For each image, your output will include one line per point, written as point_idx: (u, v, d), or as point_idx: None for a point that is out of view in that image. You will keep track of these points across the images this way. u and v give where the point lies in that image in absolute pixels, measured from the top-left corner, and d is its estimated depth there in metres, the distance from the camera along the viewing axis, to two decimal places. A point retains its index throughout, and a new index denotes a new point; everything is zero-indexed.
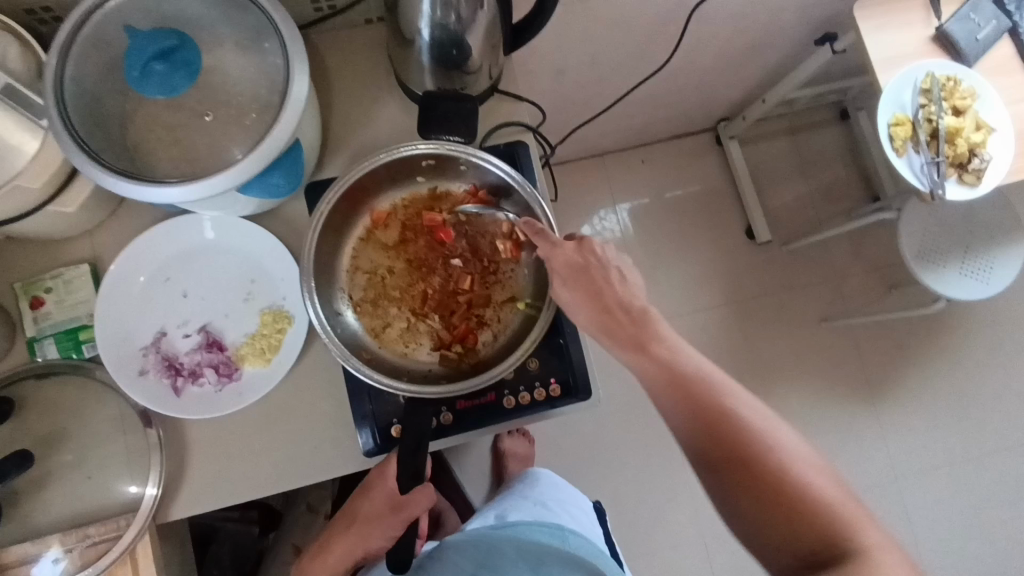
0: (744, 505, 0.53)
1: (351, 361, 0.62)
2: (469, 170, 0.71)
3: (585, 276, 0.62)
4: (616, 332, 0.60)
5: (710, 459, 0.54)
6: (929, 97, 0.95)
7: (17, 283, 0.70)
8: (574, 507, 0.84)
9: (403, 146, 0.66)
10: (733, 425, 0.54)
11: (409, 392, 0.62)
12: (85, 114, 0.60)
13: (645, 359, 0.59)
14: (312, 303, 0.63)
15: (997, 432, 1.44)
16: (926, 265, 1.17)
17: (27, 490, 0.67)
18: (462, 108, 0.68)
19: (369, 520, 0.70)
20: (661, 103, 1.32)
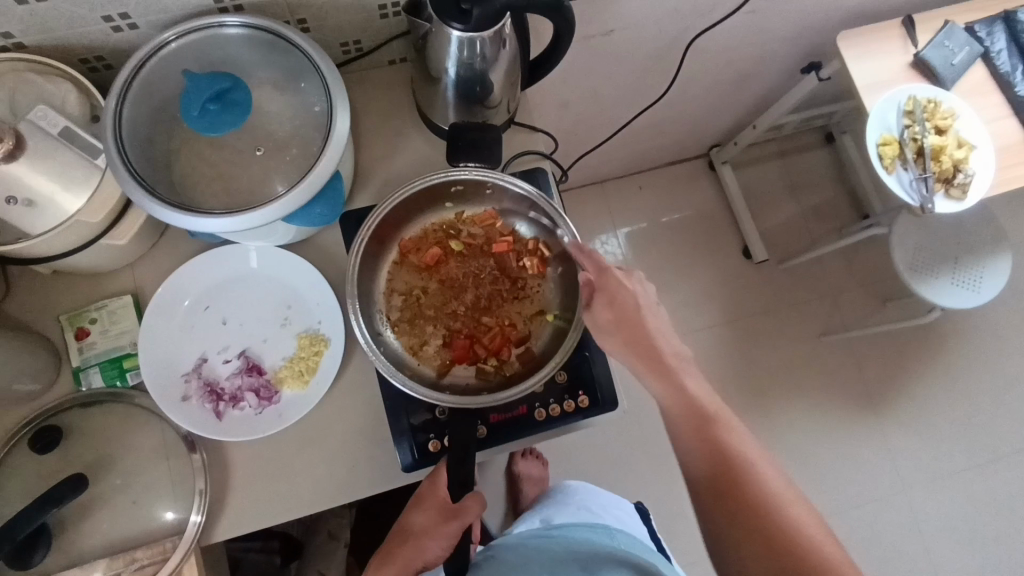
0: (738, 533, 0.56)
1: (397, 375, 0.66)
2: (495, 193, 0.75)
3: (621, 305, 0.66)
4: (646, 362, 0.64)
5: (710, 488, 0.58)
6: (912, 118, 1.02)
7: (63, 315, 0.73)
8: (616, 510, 0.87)
9: (435, 173, 0.70)
10: (741, 459, 0.59)
11: (453, 404, 0.66)
12: (139, 152, 0.64)
13: (665, 380, 0.63)
14: (358, 318, 0.68)
15: (996, 438, 1.48)
16: (919, 277, 1.23)
17: (74, 516, 0.69)
18: (487, 137, 0.71)
19: (424, 534, 0.67)
20: (658, 131, 1.38)
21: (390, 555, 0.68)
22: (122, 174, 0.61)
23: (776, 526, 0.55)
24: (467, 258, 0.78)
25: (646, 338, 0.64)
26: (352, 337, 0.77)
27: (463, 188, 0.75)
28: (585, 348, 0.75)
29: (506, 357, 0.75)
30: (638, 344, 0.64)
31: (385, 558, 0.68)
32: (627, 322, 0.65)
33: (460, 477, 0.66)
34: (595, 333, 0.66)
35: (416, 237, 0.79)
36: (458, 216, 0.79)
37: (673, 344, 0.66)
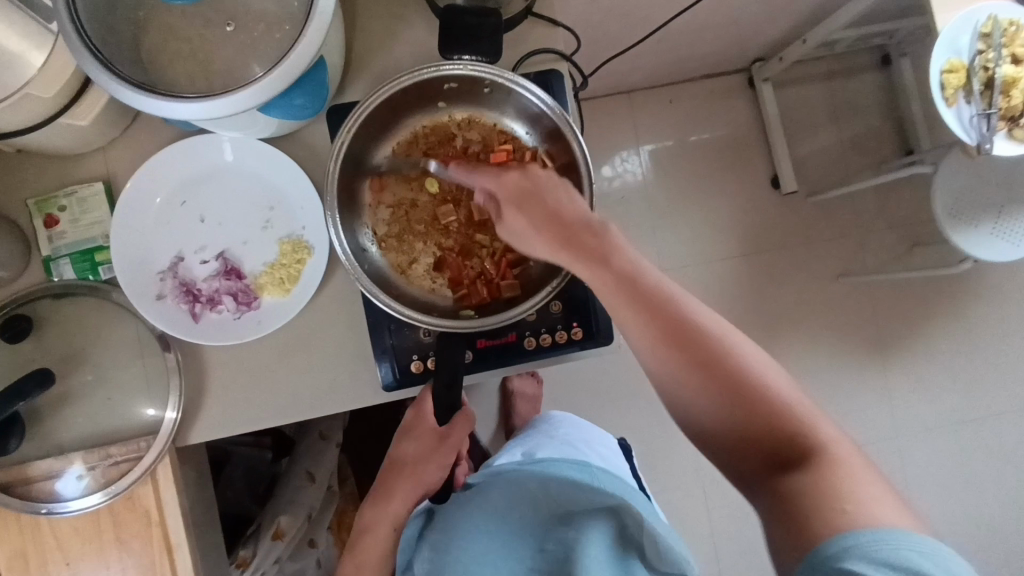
0: (703, 408, 0.49)
1: (373, 291, 0.61)
2: (493, 90, 0.67)
3: (530, 202, 0.59)
4: (575, 248, 0.56)
5: (682, 383, 0.50)
6: (989, 42, 0.89)
7: (31, 199, 0.68)
8: (602, 447, 0.87)
9: (423, 66, 0.61)
10: (696, 334, 0.50)
11: (444, 327, 0.62)
12: (95, 23, 0.56)
13: (603, 271, 0.54)
14: (337, 232, 0.63)
15: (1003, 396, 1.44)
16: (957, 224, 1.13)
17: (51, 407, 0.67)
18: (486, 23, 0.62)
19: (418, 461, 0.72)
20: (696, 38, 1.24)
21: (392, 488, 0.73)
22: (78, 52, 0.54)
23: (748, 400, 0.48)
24: None
25: (571, 222, 0.57)
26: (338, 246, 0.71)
27: (457, 85, 0.66)
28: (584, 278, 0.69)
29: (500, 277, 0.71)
30: (558, 233, 0.57)
31: (387, 493, 0.74)
32: (546, 212, 0.58)
33: (448, 402, 0.65)
34: (517, 243, 0.60)
35: (408, 142, 0.72)
36: (451, 119, 0.72)
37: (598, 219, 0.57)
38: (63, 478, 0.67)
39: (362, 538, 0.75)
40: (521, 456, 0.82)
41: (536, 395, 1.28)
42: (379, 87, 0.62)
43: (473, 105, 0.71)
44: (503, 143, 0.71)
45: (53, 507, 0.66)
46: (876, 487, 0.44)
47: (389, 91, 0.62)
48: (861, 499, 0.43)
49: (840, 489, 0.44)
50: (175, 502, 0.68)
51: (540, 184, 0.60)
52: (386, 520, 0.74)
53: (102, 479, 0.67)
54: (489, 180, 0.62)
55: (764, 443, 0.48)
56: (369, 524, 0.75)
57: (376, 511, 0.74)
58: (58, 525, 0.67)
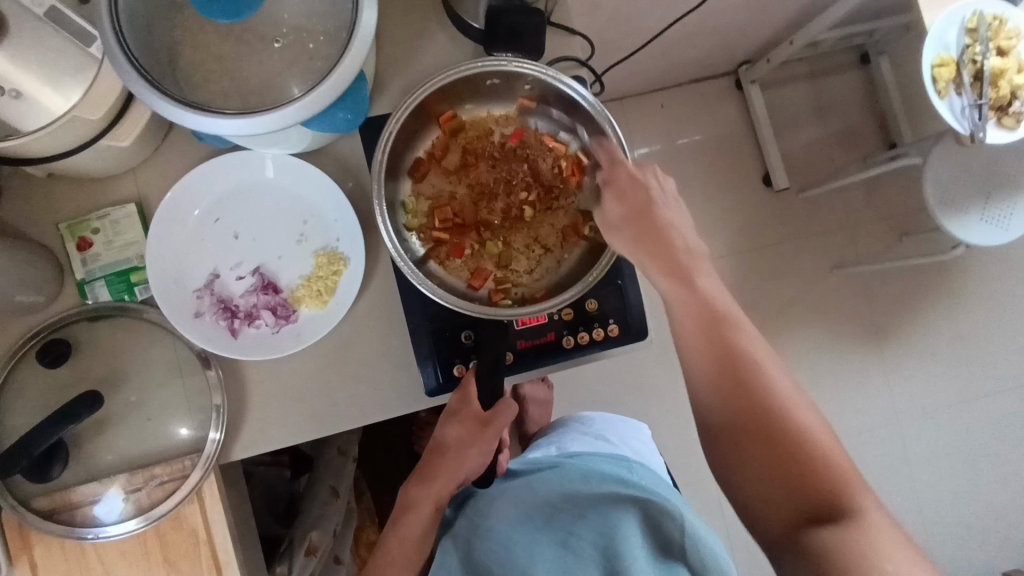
0: (737, 432, 0.52)
1: (422, 281, 0.62)
2: (534, 89, 0.67)
3: (633, 197, 0.59)
4: (656, 263, 0.57)
5: (722, 400, 0.52)
6: (975, 37, 0.94)
7: (62, 223, 0.68)
8: (635, 442, 0.90)
9: (471, 62, 0.62)
10: (769, 397, 0.52)
11: (483, 316, 0.62)
12: (142, 44, 0.56)
13: (686, 287, 0.55)
14: (385, 218, 0.63)
15: (996, 375, 1.49)
16: (949, 211, 1.18)
17: (90, 431, 0.67)
18: (530, 22, 0.63)
19: (462, 445, 0.68)
20: (690, 43, 1.28)
21: (435, 469, 0.71)
22: (127, 72, 0.54)
23: (787, 441, 0.51)
24: (500, 161, 0.73)
25: (657, 226, 0.57)
26: (372, 256, 0.72)
27: (500, 81, 0.67)
28: (617, 275, 0.71)
29: (536, 267, 0.72)
30: (655, 246, 0.57)
31: (430, 474, 0.71)
32: (636, 212, 0.58)
33: (490, 386, 0.66)
34: (604, 232, 0.59)
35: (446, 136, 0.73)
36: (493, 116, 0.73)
37: (689, 240, 0.58)
38: (106, 502, 0.66)
39: (402, 515, 0.72)
40: (557, 451, 0.85)
41: (548, 399, 1.29)
42: (417, 86, 0.62)
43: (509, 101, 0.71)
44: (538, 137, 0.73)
45: (99, 532, 0.65)
46: (895, 547, 0.46)
47: (431, 89, 0.63)
48: (899, 565, 0.45)
49: (873, 545, 0.46)
50: (222, 519, 0.68)
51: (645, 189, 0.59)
52: (428, 500, 0.71)
53: (148, 501, 0.67)
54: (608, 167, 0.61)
55: (809, 490, 0.49)
56: (411, 502, 0.72)
57: (419, 491, 0.71)
58: (104, 550, 0.67)
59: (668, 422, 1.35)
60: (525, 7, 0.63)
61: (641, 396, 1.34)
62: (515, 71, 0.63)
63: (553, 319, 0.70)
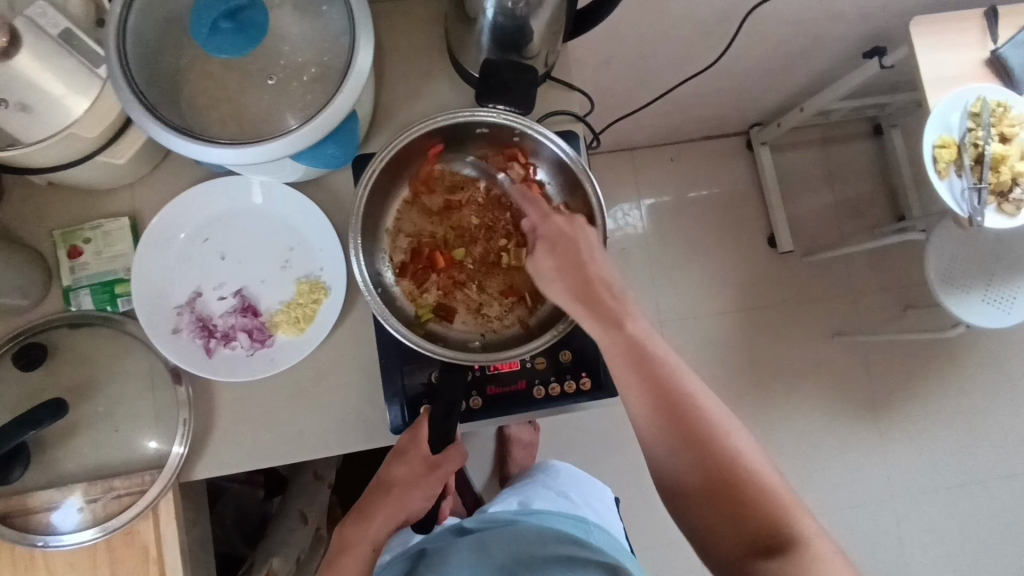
0: (677, 467, 0.54)
1: (388, 318, 0.63)
2: (523, 143, 0.68)
3: (565, 249, 0.61)
4: (590, 309, 0.58)
5: (663, 437, 0.55)
6: (978, 121, 0.94)
7: (56, 230, 0.70)
8: (597, 501, 0.89)
9: (457, 113, 0.63)
10: (706, 434, 0.54)
11: (447, 358, 0.63)
12: (145, 71, 0.58)
13: (619, 339, 0.57)
14: (358, 257, 0.64)
15: (996, 460, 1.45)
16: (951, 289, 1.16)
17: (55, 438, 0.67)
18: (523, 79, 0.65)
19: (405, 486, 0.67)
20: (701, 101, 1.30)
21: (376, 507, 0.69)
22: (129, 101, 0.56)
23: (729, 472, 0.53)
24: (483, 208, 0.73)
25: (585, 277, 0.59)
26: (354, 288, 0.73)
27: (488, 131, 0.68)
28: None
29: (507, 314, 0.72)
30: (585, 299, 0.59)
31: (369, 513, 0.69)
32: (562, 267, 0.60)
33: (443, 431, 0.66)
34: (538, 281, 0.61)
35: (433, 178, 0.73)
36: (479, 160, 0.73)
37: (620, 290, 0.60)
38: (62, 510, 0.66)
39: (339, 556, 0.70)
40: (517, 506, 0.84)
41: (533, 442, 1.27)
42: (404, 130, 0.64)
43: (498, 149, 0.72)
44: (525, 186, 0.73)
45: (50, 540, 0.65)
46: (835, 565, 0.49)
47: (419, 132, 0.65)
48: None
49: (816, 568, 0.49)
50: (175, 538, 0.68)
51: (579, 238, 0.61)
52: (367, 540, 0.69)
53: (102, 513, 0.67)
54: (536, 216, 0.63)
55: (751, 524, 0.52)
56: (348, 543, 0.70)
57: (357, 531, 0.70)
58: (55, 558, 0.67)
59: (651, 477, 1.33)
60: (521, 64, 0.65)
61: (626, 447, 1.33)
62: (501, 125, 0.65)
63: (525, 367, 0.70)
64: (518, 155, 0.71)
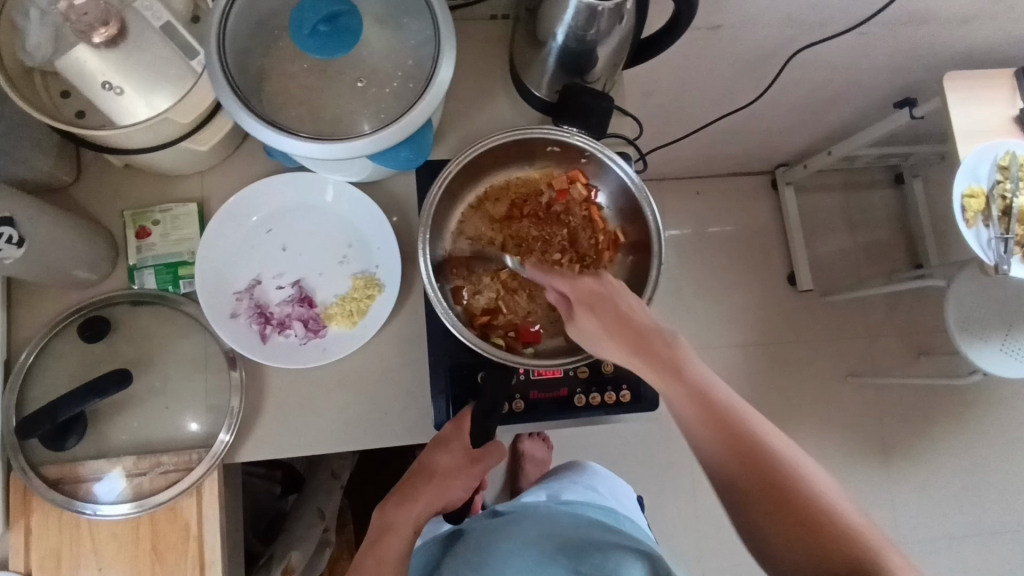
0: (760, 518, 0.51)
1: (449, 314, 0.66)
2: (590, 164, 0.73)
3: (604, 307, 0.63)
4: (646, 358, 0.59)
5: (740, 484, 0.52)
6: (1006, 174, 0.98)
7: (127, 211, 0.73)
8: (622, 496, 0.93)
9: (535, 128, 0.68)
10: (785, 480, 0.51)
11: (499, 360, 0.65)
12: (240, 66, 0.62)
13: (677, 382, 0.57)
14: (426, 249, 0.67)
15: (1004, 512, 1.45)
16: (969, 337, 1.19)
17: (108, 411, 0.69)
18: (599, 105, 0.70)
19: (449, 473, 0.71)
20: (733, 138, 1.34)
21: (417, 492, 0.72)
22: (226, 93, 0.60)
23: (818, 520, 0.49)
24: (542, 221, 0.76)
25: (636, 328, 0.61)
26: (406, 287, 0.76)
27: (559, 149, 0.72)
28: None
29: (553, 326, 0.74)
30: (643, 350, 0.60)
31: (411, 495, 0.72)
32: (614, 318, 0.62)
33: (483, 430, 0.67)
34: (582, 341, 0.63)
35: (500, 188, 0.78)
36: (544, 177, 0.77)
37: (671, 335, 0.61)
38: (108, 482, 0.68)
39: (381, 538, 0.72)
40: (547, 497, 0.87)
41: (545, 459, 1.28)
42: (479, 140, 0.68)
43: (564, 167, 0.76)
44: (586, 205, 0.75)
45: (94, 510, 0.67)
46: None
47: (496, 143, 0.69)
48: None
49: None
50: (215, 517, 0.69)
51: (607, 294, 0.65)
52: (408, 522, 0.72)
53: (148, 488, 0.68)
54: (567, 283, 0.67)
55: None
56: (387, 525, 0.73)
57: (397, 513, 0.72)
58: (97, 528, 0.68)
59: (662, 501, 1.34)
60: (597, 92, 0.71)
61: (638, 470, 1.34)
62: (574, 144, 0.69)
63: (568, 375, 0.73)
64: (582, 177, 0.76)
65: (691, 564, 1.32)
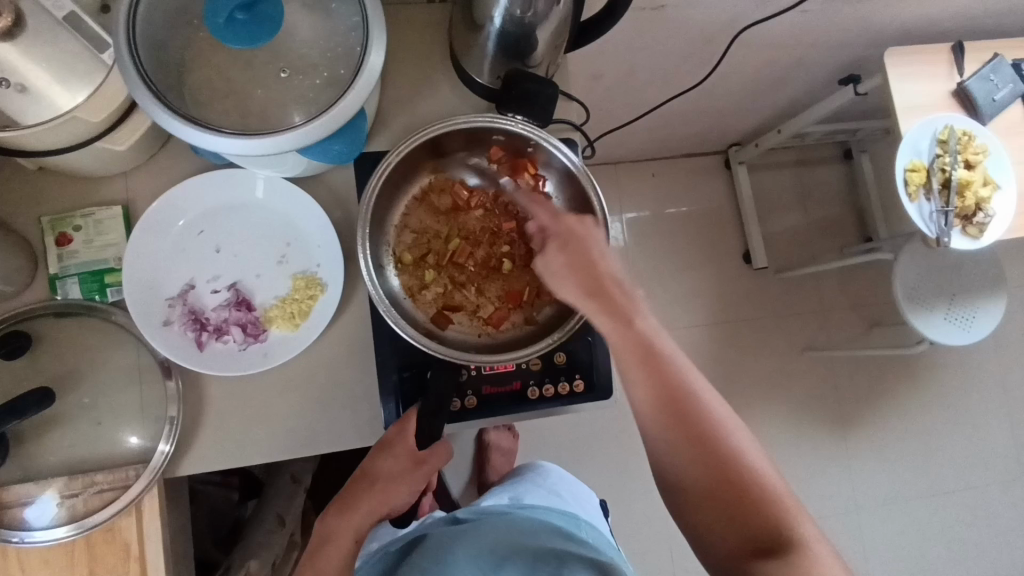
0: (683, 464, 0.53)
1: (392, 314, 0.63)
2: (537, 153, 0.71)
3: (575, 249, 0.59)
4: (599, 297, 0.57)
5: (666, 431, 0.54)
6: (945, 148, 1.00)
7: (45, 217, 0.68)
8: (586, 502, 0.93)
9: (477, 117, 0.65)
10: (708, 432, 0.53)
11: (445, 357, 0.63)
12: (153, 59, 0.58)
13: (623, 327, 0.56)
14: (365, 247, 0.64)
15: (953, 473, 1.51)
16: (917, 307, 1.22)
17: (36, 429, 0.65)
18: (544, 93, 0.67)
19: (391, 478, 0.68)
20: (684, 119, 1.34)
21: (360, 498, 0.69)
22: (138, 89, 0.56)
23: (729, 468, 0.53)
24: (488, 213, 0.75)
25: (603, 279, 0.58)
26: (350, 286, 0.73)
27: (504, 139, 0.70)
28: (588, 332, 0.73)
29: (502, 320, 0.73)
30: (607, 312, 0.57)
31: (353, 503, 0.70)
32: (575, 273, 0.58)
33: (430, 430, 0.64)
34: (547, 278, 0.60)
35: (446, 179, 0.75)
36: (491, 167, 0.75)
37: (633, 291, 0.59)
38: (37, 505, 0.64)
39: (321, 547, 0.69)
40: (509, 501, 0.86)
41: (511, 449, 1.28)
42: (418, 130, 0.65)
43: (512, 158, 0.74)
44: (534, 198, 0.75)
45: (24, 536, 0.63)
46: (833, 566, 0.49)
47: (434, 134, 0.66)
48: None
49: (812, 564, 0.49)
50: (157, 535, 0.66)
51: (576, 233, 0.60)
52: (349, 531, 0.69)
53: (81, 509, 0.65)
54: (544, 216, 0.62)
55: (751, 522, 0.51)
56: (329, 534, 0.70)
57: (339, 521, 0.69)
58: (28, 554, 0.64)
59: (627, 483, 1.35)
60: (540, 78, 0.67)
61: (603, 454, 1.35)
62: (519, 132, 0.67)
63: (520, 368, 0.71)
64: (531, 166, 0.73)
65: (657, 544, 1.34)
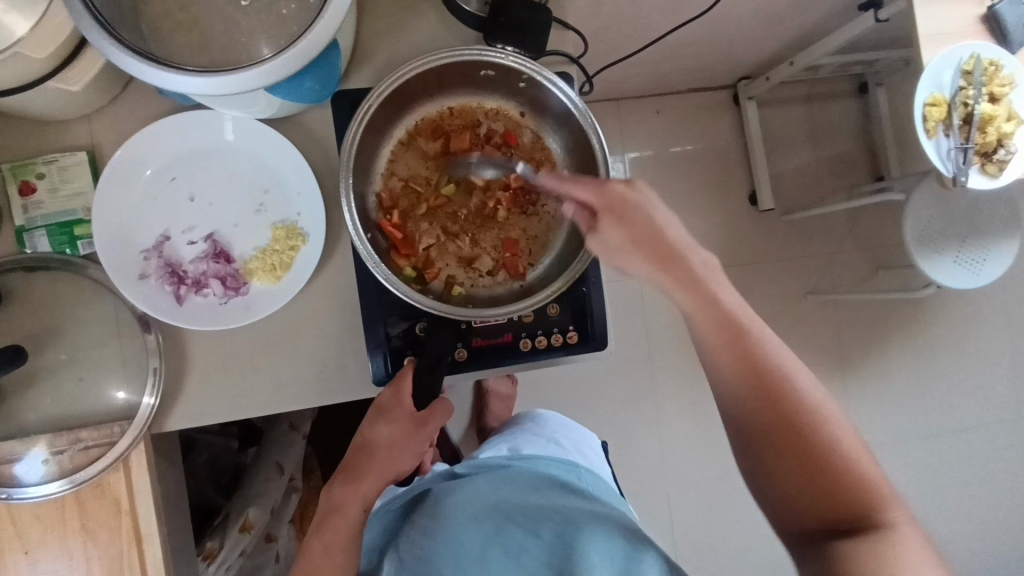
0: (770, 449, 0.50)
1: (384, 270, 0.60)
2: (528, 89, 0.66)
3: (631, 218, 0.56)
4: (672, 272, 0.55)
5: (751, 407, 0.51)
6: (969, 79, 0.93)
7: (6, 164, 0.64)
8: (587, 447, 0.91)
9: (468, 49, 0.60)
10: (796, 412, 0.50)
11: (441, 313, 0.60)
12: None
13: (700, 302, 0.54)
14: (349, 198, 0.60)
15: (952, 413, 1.51)
16: (926, 251, 1.18)
17: (16, 385, 0.64)
18: (535, 18, 0.63)
19: (394, 445, 0.66)
20: (691, 50, 1.26)
21: (364, 468, 0.66)
22: (87, 24, 0.50)
23: (814, 452, 0.49)
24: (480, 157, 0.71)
25: (666, 246, 0.56)
26: (334, 236, 0.70)
27: (493, 73, 0.65)
28: (583, 282, 0.69)
29: (497, 270, 0.70)
30: (651, 245, 0.56)
31: (358, 473, 0.67)
32: (634, 221, 0.56)
33: (428, 386, 0.64)
34: (605, 253, 0.57)
35: (432, 121, 0.70)
36: (480, 106, 0.71)
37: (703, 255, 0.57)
38: (24, 461, 0.63)
39: (328, 519, 0.67)
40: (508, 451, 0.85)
41: (511, 394, 1.27)
42: (402, 65, 0.60)
43: (502, 96, 0.69)
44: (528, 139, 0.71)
45: (16, 492, 0.63)
46: (923, 554, 0.46)
47: (416, 71, 0.61)
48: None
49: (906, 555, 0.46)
50: (148, 489, 0.66)
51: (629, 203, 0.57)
52: (356, 500, 0.67)
53: (69, 464, 0.64)
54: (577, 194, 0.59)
55: (835, 504, 0.48)
56: (336, 505, 0.67)
57: (345, 492, 0.67)
58: (19, 508, 0.64)
59: (626, 427, 1.36)
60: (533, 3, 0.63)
61: (601, 399, 1.35)
62: (510, 66, 0.61)
63: (512, 320, 0.69)
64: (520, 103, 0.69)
65: (654, 484, 1.36)
